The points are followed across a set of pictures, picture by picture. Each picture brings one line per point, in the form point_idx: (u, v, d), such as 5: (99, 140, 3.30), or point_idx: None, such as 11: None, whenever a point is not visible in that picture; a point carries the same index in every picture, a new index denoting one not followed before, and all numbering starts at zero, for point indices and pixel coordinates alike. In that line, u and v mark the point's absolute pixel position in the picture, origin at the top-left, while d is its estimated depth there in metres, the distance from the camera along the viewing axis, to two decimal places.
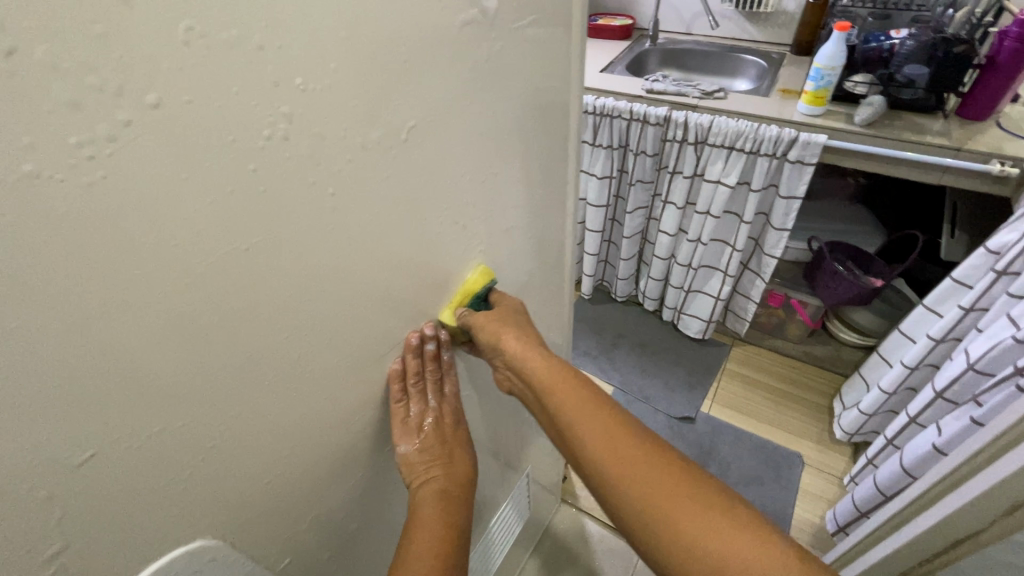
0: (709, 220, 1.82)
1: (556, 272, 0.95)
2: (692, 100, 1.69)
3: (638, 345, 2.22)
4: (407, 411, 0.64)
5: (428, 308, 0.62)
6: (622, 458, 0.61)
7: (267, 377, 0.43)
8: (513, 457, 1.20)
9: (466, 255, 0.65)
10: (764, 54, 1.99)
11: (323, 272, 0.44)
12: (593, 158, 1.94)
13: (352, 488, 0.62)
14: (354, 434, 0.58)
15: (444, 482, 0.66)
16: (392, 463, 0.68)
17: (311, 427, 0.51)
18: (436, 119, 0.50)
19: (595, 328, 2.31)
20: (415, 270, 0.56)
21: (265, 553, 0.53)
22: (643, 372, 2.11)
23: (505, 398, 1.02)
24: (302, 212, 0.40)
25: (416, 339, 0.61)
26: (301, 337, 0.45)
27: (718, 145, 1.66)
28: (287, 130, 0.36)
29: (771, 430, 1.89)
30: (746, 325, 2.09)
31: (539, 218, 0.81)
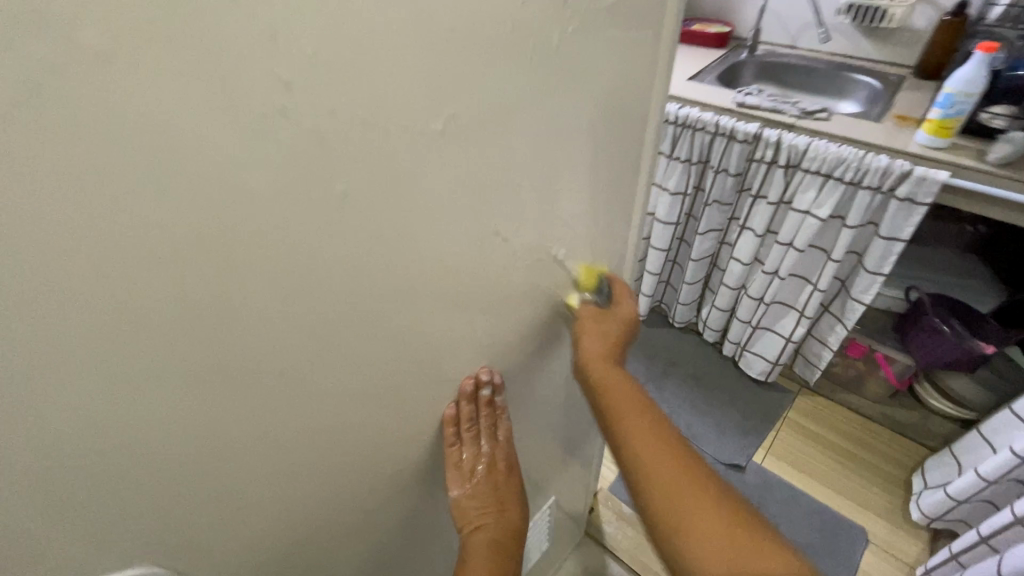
0: (790, 253, 1.64)
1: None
2: (789, 119, 1.52)
3: (691, 376, 2.06)
4: (459, 453, 0.73)
5: (447, 316, 0.56)
6: (657, 466, 0.71)
7: (243, 362, 0.40)
8: (536, 485, 1.11)
9: (503, 267, 0.59)
10: (879, 74, 1.77)
11: (314, 260, 0.40)
12: (669, 172, 1.81)
13: (338, 491, 0.58)
14: (346, 436, 0.54)
15: (495, 519, 0.78)
16: (387, 471, 0.63)
17: (294, 420, 0.48)
18: (479, 107, 0.44)
19: (646, 351, 2.17)
20: (433, 274, 0.51)
21: (227, 543, 0.50)
22: (692, 407, 1.95)
23: (533, 421, 0.94)
24: (297, 195, 0.36)
25: (428, 346, 0.57)
26: (284, 326, 0.41)
27: (813, 171, 1.49)
28: (288, 102, 0.33)
29: (832, 495, 1.68)
30: (818, 373, 1.87)
31: (595, 233, 0.72)
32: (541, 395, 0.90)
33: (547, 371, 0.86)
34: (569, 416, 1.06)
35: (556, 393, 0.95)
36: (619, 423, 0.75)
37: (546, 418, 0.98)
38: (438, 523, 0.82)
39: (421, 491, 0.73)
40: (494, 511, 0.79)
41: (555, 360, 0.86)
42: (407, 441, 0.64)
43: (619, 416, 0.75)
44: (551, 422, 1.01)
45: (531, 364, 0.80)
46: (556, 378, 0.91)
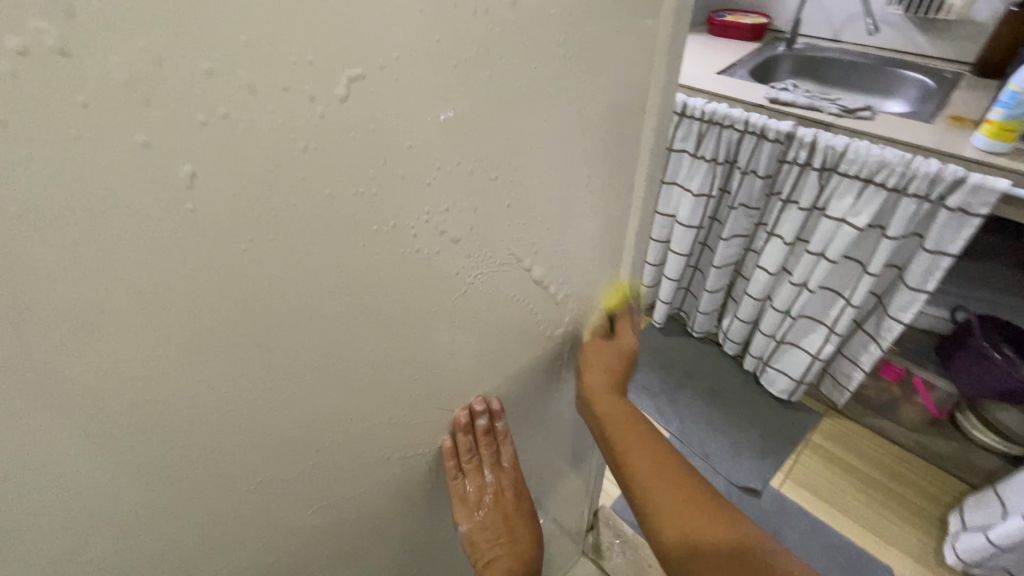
0: (822, 264, 1.51)
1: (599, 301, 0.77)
2: (827, 117, 1.39)
3: (708, 390, 1.94)
4: (463, 482, 0.78)
5: (388, 323, 0.48)
6: (651, 477, 0.76)
7: (92, 374, 0.33)
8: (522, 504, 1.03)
9: (454, 267, 0.50)
10: (933, 71, 1.61)
11: (173, 254, 0.32)
12: (693, 172, 1.69)
13: (259, 504, 0.52)
14: (259, 452, 0.47)
15: (506, 542, 0.85)
16: (322, 486, 0.57)
17: (180, 439, 0.40)
18: (400, 69, 0.36)
19: (661, 361, 2.06)
20: (359, 275, 0.43)
21: (118, 566, 0.44)
22: (708, 424, 1.83)
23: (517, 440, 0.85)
24: (113, 170, 0.28)
25: (365, 358, 0.49)
26: (145, 335, 0.34)
27: (851, 175, 1.35)
28: (68, 36, 0.24)
29: (856, 529, 1.54)
30: (847, 395, 1.73)
31: (577, 233, 0.63)
32: (523, 411, 0.82)
33: (530, 386, 0.78)
34: (560, 434, 0.98)
35: (544, 409, 0.86)
36: (619, 439, 0.78)
37: (532, 437, 0.89)
38: (394, 535, 0.76)
39: (371, 505, 0.66)
40: (505, 533, 0.85)
41: (538, 376, 0.77)
42: (348, 458, 0.57)
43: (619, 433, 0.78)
44: (539, 441, 0.92)
45: (507, 378, 0.72)
46: (543, 394, 0.82)
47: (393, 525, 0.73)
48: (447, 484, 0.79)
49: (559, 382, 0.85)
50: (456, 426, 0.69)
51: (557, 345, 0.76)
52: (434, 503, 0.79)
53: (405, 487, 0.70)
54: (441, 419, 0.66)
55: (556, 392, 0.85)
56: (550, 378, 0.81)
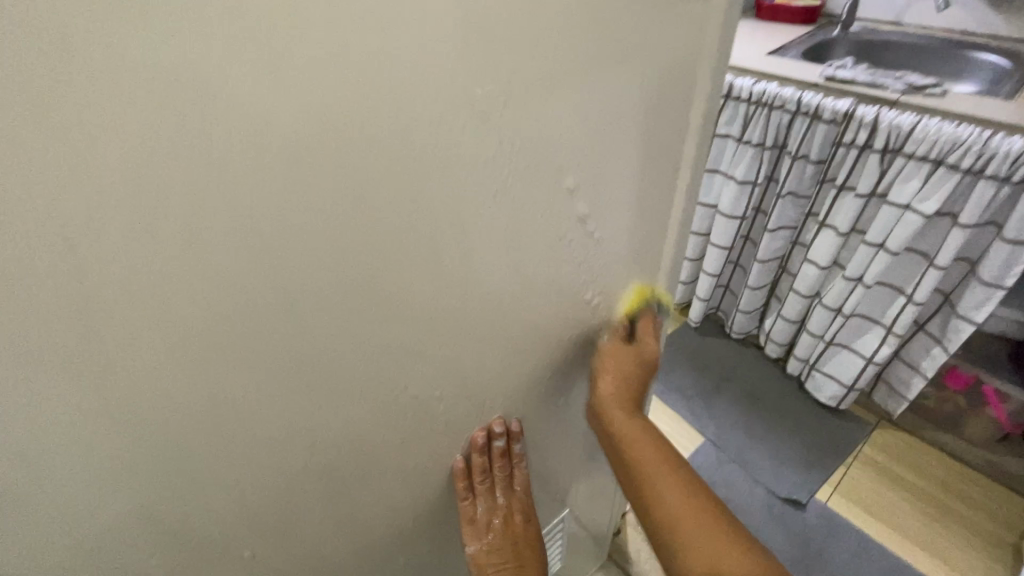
0: (881, 256, 1.38)
1: (632, 254, 0.70)
2: (891, 94, 1.28)
3: (746, 393, 1.81)
4: (474, 504, 0.75)
5: (388, 226, 0.43)
6: (655, 493, 0.71)
7: (29, 205, 0.28)
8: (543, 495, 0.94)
9: (462, 164, 0.45)
10: (1008, 52, 1.48)
11: (120, 46, 0.27)
12: (738, 158, 1.59)
13: (236, 443, 0.45)
14: (225, 366, 0.41)
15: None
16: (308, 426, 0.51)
17: (120, 323, 0.34)
18: None
19: (696, 362, 1.94)
20: (356, 147, 0.38)
21: (79, 485, 0.38)
22: (745, 429, 1.71)
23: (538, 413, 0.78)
24: None
25: (362, 266, 0.43)
26: (75, 165, 0.28)
27: (917, 156, 1.23)
28: None
29: (914, 550, 1.40)
30: (905, 405, 1.58)
31: (613, 162, 0.56)
32: (548, 382, 0.74)
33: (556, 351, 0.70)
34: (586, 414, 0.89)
35: (570, 382, 0.79)
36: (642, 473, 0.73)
37: (554, 410, 0.82)
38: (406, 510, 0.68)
39: (376, 467, 0.59)
40: (512, 567, 0.79)
41: (563, 338, 0.70)
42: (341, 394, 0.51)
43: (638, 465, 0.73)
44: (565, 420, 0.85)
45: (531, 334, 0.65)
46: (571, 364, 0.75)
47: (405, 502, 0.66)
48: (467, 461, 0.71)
49: (590, 353, 0.77)
50: (474, 383, 0.63)
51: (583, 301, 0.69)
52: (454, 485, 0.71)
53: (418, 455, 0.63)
54: (457, 377, 0.59)
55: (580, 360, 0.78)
56: (581, 345, 0.73)
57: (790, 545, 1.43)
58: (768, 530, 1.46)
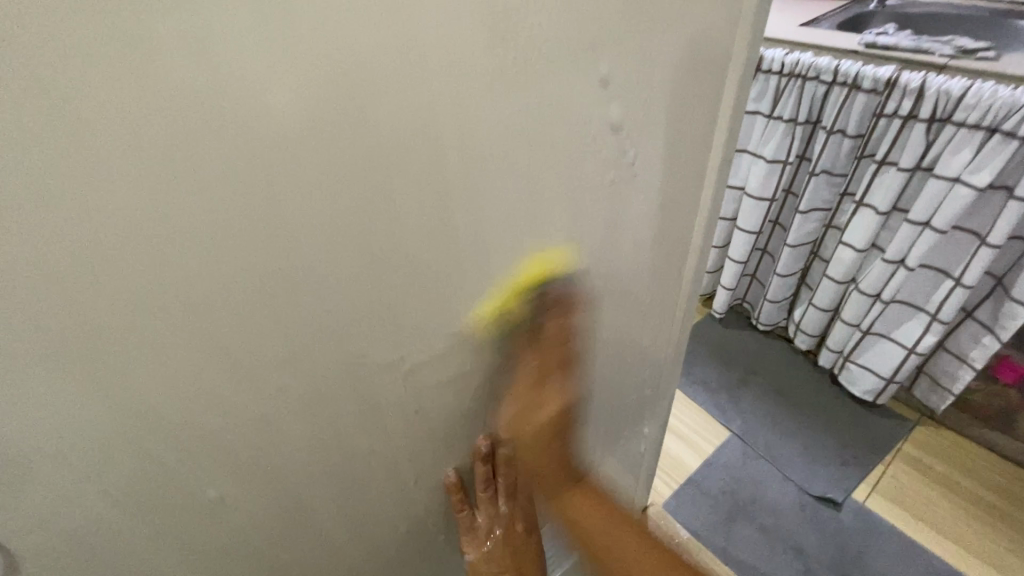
0: (926, 236, 1.28)
1: (667, 204, 0.62)
2: (939, 59, 1.19)
3: (775, 387, 1.71)
4: (474, 513, 0.71)
5: (407, 103, 0.37)
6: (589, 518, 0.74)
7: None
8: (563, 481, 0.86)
9: (480, 47, 0.38)
10: None
11: None
12: (768, 136, 1.50)
13: (199, 380, 0.39)
14: (184, 280, 0.35)
15: None
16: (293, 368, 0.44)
17: (19, 205, 0.27)
18: None
19: (720, 353, 1.85)
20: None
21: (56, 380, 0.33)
22: (774, 424, 1.61)
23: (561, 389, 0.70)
24: None
25: (352, 165, 0.37)
26: None
27: (969, 124, 1.14)
28: None
29: (962, 555, 1.29)
30: (950, 399, 1.47)
31: (651, 72, 0.49)
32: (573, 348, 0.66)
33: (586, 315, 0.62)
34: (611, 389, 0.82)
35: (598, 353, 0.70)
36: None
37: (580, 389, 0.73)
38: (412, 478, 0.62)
39: (378, 426, 0.53)
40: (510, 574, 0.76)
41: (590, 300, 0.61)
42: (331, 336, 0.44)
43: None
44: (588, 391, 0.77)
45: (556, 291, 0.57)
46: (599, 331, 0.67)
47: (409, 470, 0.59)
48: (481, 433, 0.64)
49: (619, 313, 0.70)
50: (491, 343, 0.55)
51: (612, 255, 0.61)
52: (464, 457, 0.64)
53: (424, 415, 0.56)
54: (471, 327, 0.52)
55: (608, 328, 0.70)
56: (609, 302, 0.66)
57: (828, 549, 1.32)
58: (801, 529, 1.36)
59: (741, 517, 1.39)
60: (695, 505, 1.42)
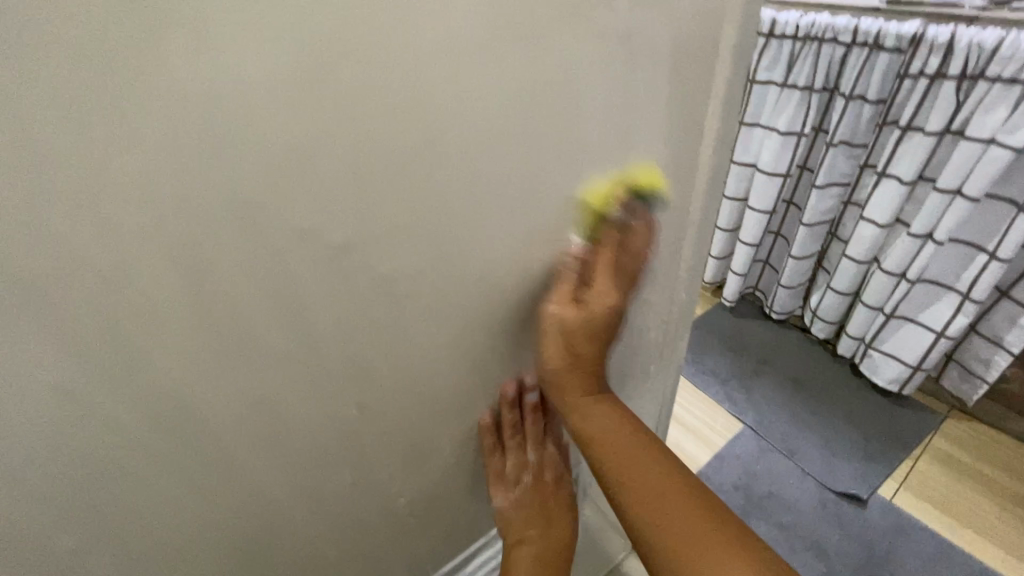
0: (957, 205, 1.18)
1: (678, 119, 0.51)
2: (968, 12, 1.11)
3: (791, 378, 1.60)
4: (502, 460, 0.67)
5: None
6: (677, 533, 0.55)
7: None
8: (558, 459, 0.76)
9: None
10: None
11: None
12: (782, 106, 1.41)
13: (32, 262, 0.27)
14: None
15: (540, 539, 0.71)
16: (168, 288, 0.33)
17: None
18: None
19: (732, 344, 1.74)
20: None
21: None
22: (791, 416, 1.50)
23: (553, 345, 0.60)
24: None
25: None
26: None
27: (1005, 78, 1.05)
28: None
29: (1003, 558, 1.17)
30: (984, 388, 1.35)
31: None
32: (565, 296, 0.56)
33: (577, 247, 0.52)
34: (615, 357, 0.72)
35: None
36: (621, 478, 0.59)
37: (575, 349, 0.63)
38: (370, 443, 0.53)
39: (318, 371, 0.43)
40: (540, 527, 0.72)
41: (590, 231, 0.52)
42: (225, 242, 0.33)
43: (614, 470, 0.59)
44: None
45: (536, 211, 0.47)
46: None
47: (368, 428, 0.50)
48: (452, 385, 0.55)
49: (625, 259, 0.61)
50: (464, 272, 0.45)
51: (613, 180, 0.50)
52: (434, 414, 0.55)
53: (380, 360, 0.47)
54: (433, 248, 0.42)
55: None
56: None
57: (853, 549, 1.20)
58: (823, 528, 1.25)
59: (757, 515, 1.27)
60: None
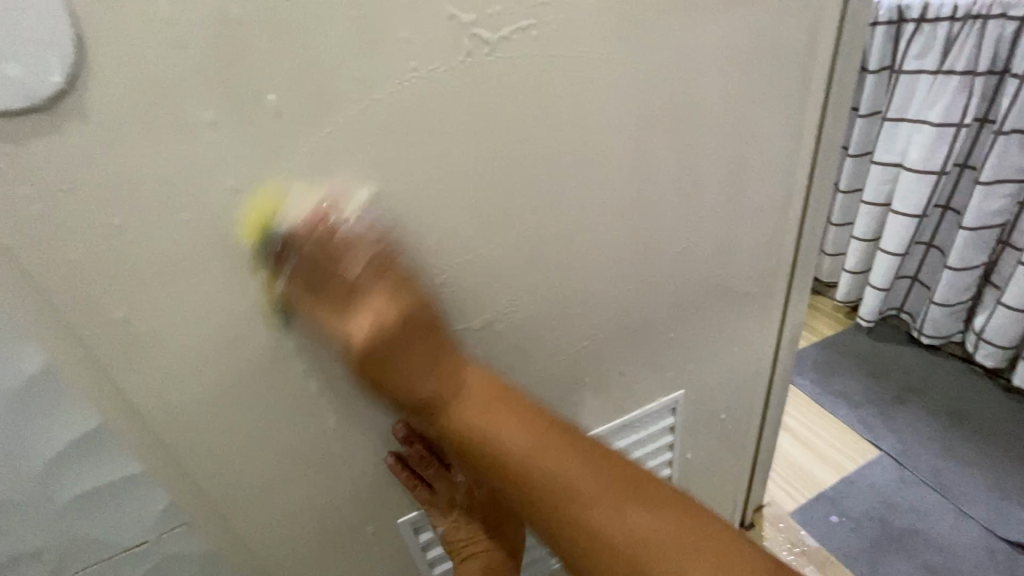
0: None
1: (816, 9, 0.50)
2: None
3: (946, 408, 1.36)
4: (427, 492, 0.57)
5: None
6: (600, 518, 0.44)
7: None
8: (637, 416, 0.71)
9: None
10: None
11: None
12: (935, 97, 1.29)
13: (263, 23, 0.32)
14: None
15: (486, 551, 0.60)
16: (301, 82, 0.34)
17: None
18: None
19: (867, 365, 1.52)
20: None
21: None
22: (944, 449, 1.27)
23: (666, 256, 0.57)
24: None
25: None
26: None
27: None
28: None
29: None
30: None
31: None
32: (681, 209, 0.54)
33: (694, 133, 0.50)
34: (736, 301, 0.68)
35: (713, 213, 0.57)
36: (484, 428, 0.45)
37: (687, 267, 0.60)
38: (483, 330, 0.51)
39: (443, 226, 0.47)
40: (484, 536, 0.61)
41: (722, 133, 0.52)
42: (348, 38, 0.34)
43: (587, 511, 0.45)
44: (706, 297, 0.65)
45: (660, 79, 0.45)
46: (713, 171, 0.53)
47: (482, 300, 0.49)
48: (568, 290, 0.53)
49: (758, 182, 0.58)
50: None
51: (735, 55, 0.48)
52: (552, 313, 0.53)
53: (494, 226, 0.45)
54: (549, 98, 0.41)
55: (727, 184, 0.56)
56: (743, 159, 0.55)
57: None
58: None
59: (898, 551, 1.09)
60: (828, 524, 1.14)
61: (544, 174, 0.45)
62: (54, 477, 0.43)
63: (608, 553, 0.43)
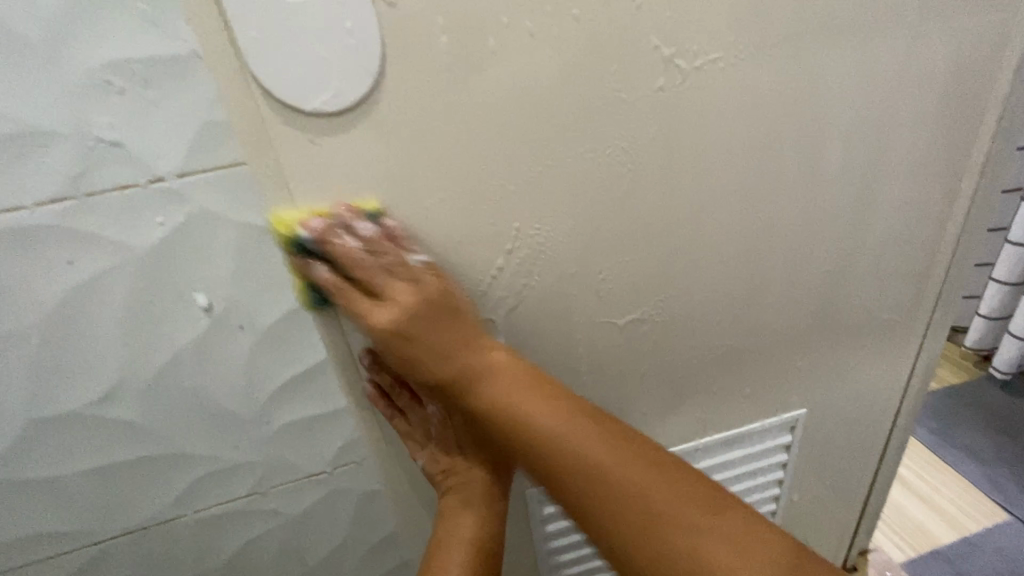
0: None
1: (991, 54, 0.51)
2: None
3: None
4: (402, 422, 0.55)
5: None
6: (621, 484, 0.47)
7: None
8: (753, 431, 0.73)
9: None
10: None
11: None
12: None
13: (512, 71, 0.41)
14: None
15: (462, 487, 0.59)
16: (527, 116, 0.42)
17: None
18: None
19: (1002, 420, 1.38)
20: None
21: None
22: None
23: (803, 279, 0.59)
24: None
25: None
26: None
27: None
28: None
29: None
30: None
31: None
32: (823, 235, 0.57)
33: (848, 164, 0.53)
34: (871, 331, 0.68)
35: (858, 241, 0.59)
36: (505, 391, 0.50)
37: (824, 291, 0.61)
38: (625, 328, 0.57)
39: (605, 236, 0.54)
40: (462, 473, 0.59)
41: (874, 166, 0.54)
42: (569, 82, 0.42)
43: (599, 490, 0.47)
44: (841, 322, 0.65)
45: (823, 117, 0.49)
46: (860, 202, 0.56)
47: (632, 300, 0.55)
48: (707, 301, 0.58)
49: (907, 216, 0.59)
50: None
51: (897, 96, 0.50)
52: (690, 320, 0.59)
53: (652, 238, 0.51)
54: (723, 129, 0.47)
55: (872, 215, 0.57)
56: (894, 192, 0.56)
57: None
58: None
59: None
60: None
61: (704, 196, 0.50)
62: (276, 405, 0.54)
63: (632, 510, 0.46)
